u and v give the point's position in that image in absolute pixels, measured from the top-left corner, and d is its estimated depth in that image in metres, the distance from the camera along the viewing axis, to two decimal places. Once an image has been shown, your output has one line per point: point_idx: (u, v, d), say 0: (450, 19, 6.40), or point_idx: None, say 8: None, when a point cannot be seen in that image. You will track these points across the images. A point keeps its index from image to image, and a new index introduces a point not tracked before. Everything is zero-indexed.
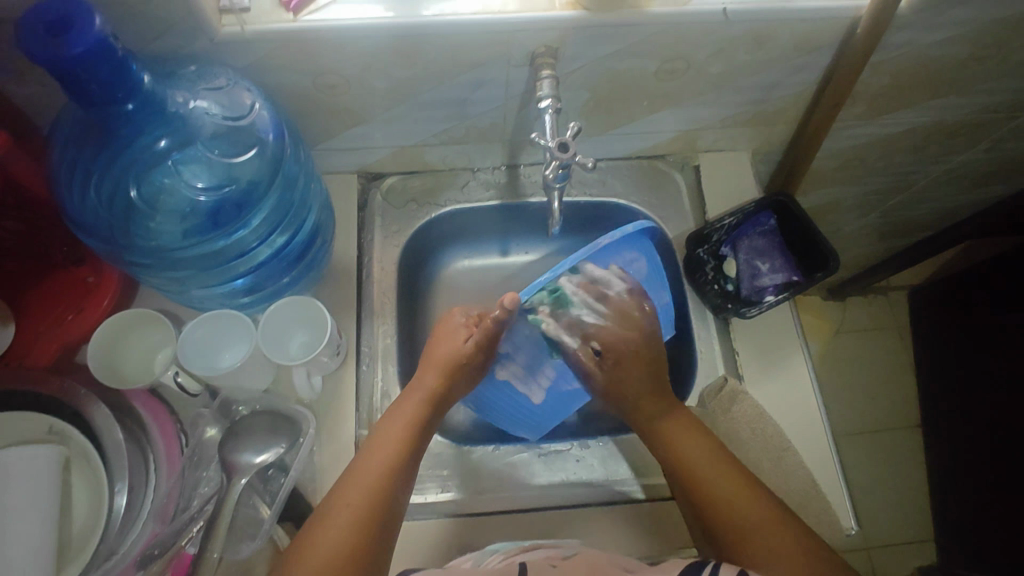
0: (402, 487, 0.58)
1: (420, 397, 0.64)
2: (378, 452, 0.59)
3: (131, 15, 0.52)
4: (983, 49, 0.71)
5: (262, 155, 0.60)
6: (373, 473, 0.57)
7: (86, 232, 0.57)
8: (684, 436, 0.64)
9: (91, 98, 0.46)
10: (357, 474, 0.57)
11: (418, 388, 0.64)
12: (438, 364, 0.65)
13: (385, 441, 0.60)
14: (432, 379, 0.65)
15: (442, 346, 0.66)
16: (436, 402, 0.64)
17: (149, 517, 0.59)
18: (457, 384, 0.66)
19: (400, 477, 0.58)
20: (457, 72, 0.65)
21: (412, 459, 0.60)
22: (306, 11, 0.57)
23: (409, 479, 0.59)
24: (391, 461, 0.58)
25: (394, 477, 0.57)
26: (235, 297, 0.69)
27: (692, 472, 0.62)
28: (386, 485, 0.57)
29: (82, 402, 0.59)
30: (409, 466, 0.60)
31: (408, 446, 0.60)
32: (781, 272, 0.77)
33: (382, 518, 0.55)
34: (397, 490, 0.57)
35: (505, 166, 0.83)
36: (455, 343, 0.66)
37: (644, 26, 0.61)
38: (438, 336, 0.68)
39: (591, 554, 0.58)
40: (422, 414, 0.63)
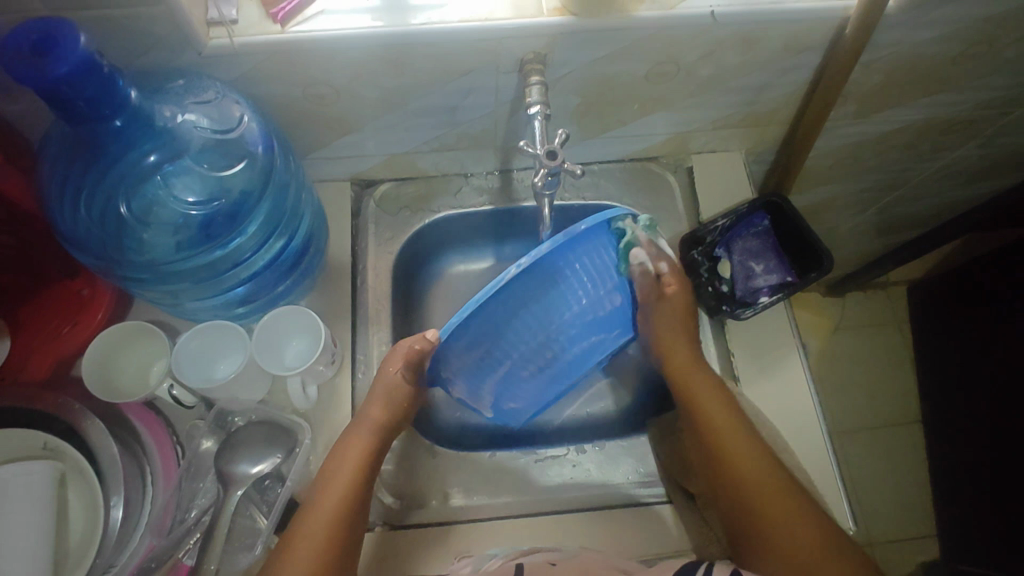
0: (357, 525, 0.58)
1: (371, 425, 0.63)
2: (330, 491, 0.58)
3: (118, 30, 0.52)
4: (973, 46, 0.70)
5: (252, 167, 0.60)
6: (328, 516, 0.57)
7: (81, 250, 0.57)
8: (732, 430, 0.63)
9: (79, 115, 0.46)
10: (312, 518, 0.57)
11: (362, 425, 0.63)
12: (378, 398, 0.63)
13: (341, 465, 0.60)
14: (379, 408, 0.63)
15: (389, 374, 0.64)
16: (385, 431, 0.63)
17: (147, 529, 0.59)
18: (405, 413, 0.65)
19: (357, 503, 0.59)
20: (446, 80, 0.65)
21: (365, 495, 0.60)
22: (293, 23, 0.57)
23: (364, 514, 0.59)
24: (349, 487, 0.59)
25: (352, 504, 0.58)
26: (229, 309, 0.69)
27: (735, 468, 0.61)
28: (346, 511, 0.57)
29: (77, 417, 0.59)
30: (363, 504, 0.59)
31: (360, 482, 0.60)
32: (776, 272, 0.78)
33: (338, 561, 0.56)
34: (353, 529, 0.57)
35: (498, 172, 0.83)
36: (392, 372, 0.63)
37: (632, 31, 0.61)
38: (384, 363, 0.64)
39: (586, 563, 0.57)
40: (377, 438, 0.63)
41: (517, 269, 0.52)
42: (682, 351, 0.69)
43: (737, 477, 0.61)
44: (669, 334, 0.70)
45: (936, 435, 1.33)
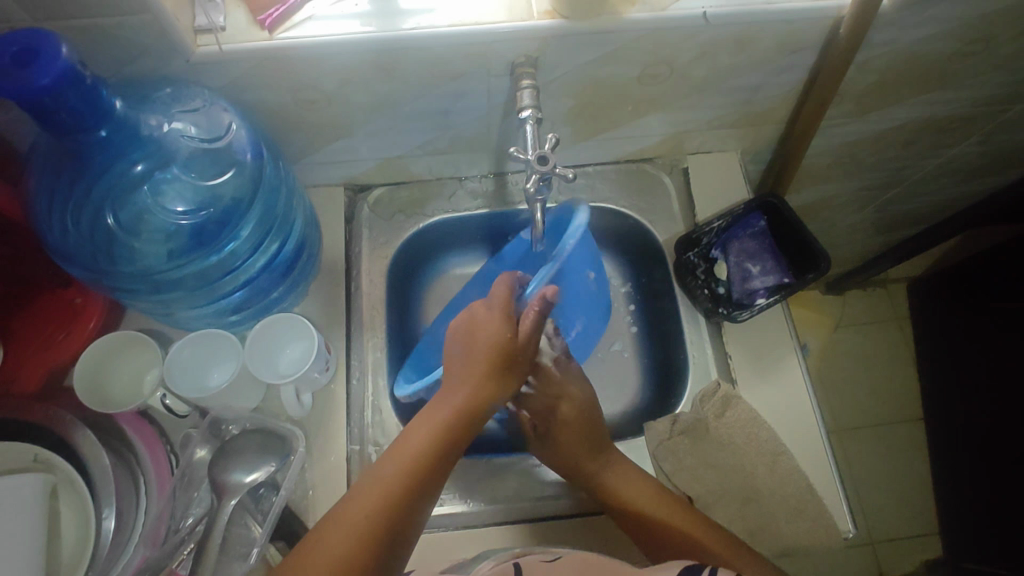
0: (425, 500, 0.54)
1: (454, 403, 0.57)
2: (401, 457, 0.54)
3: (104, 39, 0.52)
4: (970, 43, 0.70)
5: (241, 174, 0.60)
6: (395, 483, 0.52)
7: (72, 262, 0.57)
8: (614, 473, 0.67)
9: (63, 127, 0.46)
10: (377, 483, 0.52)
11: (456, 389, 0.58)
12: (483, 361, 0.59)
13: (407, 446, 0.55)
14: (469, 383, 0.58)
15: (484, 335, 0.59)
16: (469, 411, 0.57)
17: (141, 539, 0.59)
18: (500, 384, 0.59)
19: (416, 492, 0.53)
20: (437, 84, 0.64)
21: (442, 466, 0.55)
22: (282, 29, 0.56)
23: (430, 492, 0.54)
24: (411, 473, 0.53)
25: (410, 494, 0.52)
26: (222, 317, 0.68)
27: (629, 507, 0.65)
28: (400, 499, 0.52)
29: (67, 428, 0.59)
30: (436, 474, 0.55)
31: (440, 452, 0.55)
32: (772, 274, 0.77)
33: (393, 536, 0.51)
34: (416, 505, 0.53)
35: (492, 175, 0.82)
36: (500, 331, 0.59)
37: (623, 33, 0.60)
38: (476, 325, 0.60)
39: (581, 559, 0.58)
40: (460, 422, 0.57)
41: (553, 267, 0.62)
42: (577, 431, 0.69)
43: (637, 515, 0.65)
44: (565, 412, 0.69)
45: (937, 432, 1.33)
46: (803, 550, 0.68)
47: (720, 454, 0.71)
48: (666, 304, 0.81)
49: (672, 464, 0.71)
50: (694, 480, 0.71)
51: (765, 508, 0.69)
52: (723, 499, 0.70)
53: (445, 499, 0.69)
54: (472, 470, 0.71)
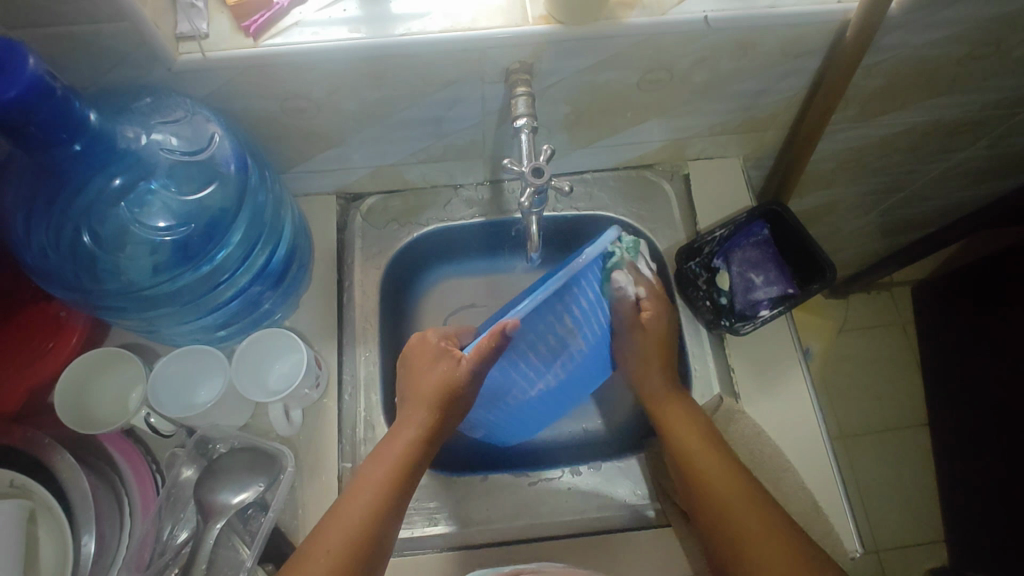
0: (385, 537, 0.56)
1: (408, 437, 0.59)
2: (359, 497, 0.56)
3: (80, 48, 0.50)
4: (979, 47, 0.67)
5: (225, 186, 0.58)
6: (352, 524, 0.55)
7: (54, 282, 0.54)
8: (678, 421, 0.65)
9: (34, 142, 0.44)
10: (339, 525, 0.55)
11: (405, 427, 0.59)
12: (425, 400, 0.59)
13: (366, 482, 0.57)
14: (420, 419, 0.59)
15: (427, 376, 0.60)
16: (424, 444, 0.59)
17: (123, 566, 0.57)
18: (447, 419, 0.60)
19: (382, 527, 0.55)
20: (430, 91, 0.62)
21: (396, 502, 0.57)
22: (267, 36, 0.54)
23: (388, 528, 0.56)
24: (373, 511, 0.56)
25: (374, 527, 0.55)
26: (209, 332, 0.67)
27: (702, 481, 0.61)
28: (366, 534, 0.54)
29: (44, 451, 0.57)
30: (393, 510, 0.57)
31: (392, 493, 0.57)
32: (777, 285, 0.74)
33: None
34: (377, 543, 0.55)
35: (488, 182, 0.80)
36: (441, 369, 0.59)
37: (622, 38, 0.58)
38: (419, 366, 0.61)
39: None
40: (413, 455, 0.59)
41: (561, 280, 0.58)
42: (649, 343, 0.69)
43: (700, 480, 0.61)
44: (648, 338, 0.69)
45: (943, 438, 1.31)
46: None
47: None
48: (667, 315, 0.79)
49: None
50: None
51: None
52: None
53: (439, 519, 0.67)
54: (466, 487, 0.69)
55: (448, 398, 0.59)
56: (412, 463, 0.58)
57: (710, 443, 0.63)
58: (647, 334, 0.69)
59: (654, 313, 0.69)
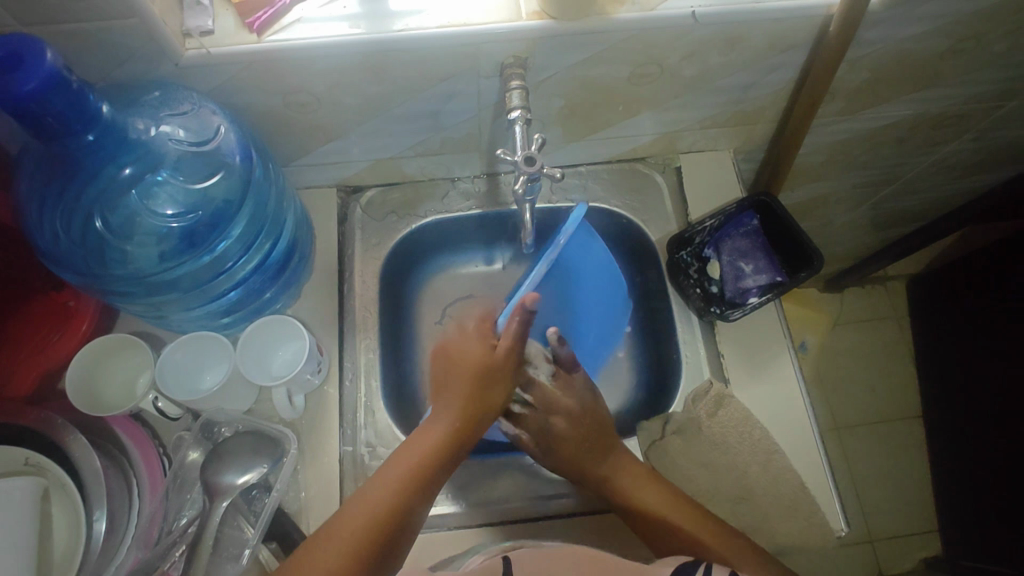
0: (420, 502, 0.57)
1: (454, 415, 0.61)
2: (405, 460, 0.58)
3: (92, 44, 0.52)
4: (959, 41, 0.70)
5: (230, 176, 0.60)
6: (398, 481, 0.57)
7: (65, 267, 0.56)
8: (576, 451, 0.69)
9: (50, 132, 0.46)
10: (387, 477, 0.57)
11: (445, 407, 0.61)
12: (469, 374, 0.62)
13: (413, 448, 0.59)
14: (464, 393, 0.62)
15: (472, 354, 0.64)
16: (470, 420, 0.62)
17: (133, 542, 0.59)
18: (493, 391, 0.63)
19: (425, 486, 0.58)
20: (427, 85, 0.65)
21: (441, 469, 0.59)
22: (270, 32, 0.57)
23: (428, 494, 0.58)
24: (413, 471, 0.57)
25: (417, 487, 0.57)
26: (214, 319, 0.69)
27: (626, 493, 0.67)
28: (410, 493, 0.56)
29: (59, 432, 0.59)
30: (437, 472, 0.59)
31: (435, 463, 0.59)
32: (765, 273, 0.77)
33: (399, 522, 0.55)
34: (419, 501, 0.57)
35: (485, 175, 0.82)
36: (479, 347, 0.64)
37: (612, 32, 0.60)
38: (461, 342, 0.65)
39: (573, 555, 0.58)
40: (464, 426, 0.61)
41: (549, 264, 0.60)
42: (581, 432, 0.69)
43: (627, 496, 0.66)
44: (562, 429, 0.69)
45: (937, 429, 1.33)
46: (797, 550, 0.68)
47: (714, 453, 0.71)
48: (659, 304, 0.81)
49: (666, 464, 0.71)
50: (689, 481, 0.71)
51: (759, 508, 0.69)
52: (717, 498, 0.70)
53: (439, 500, 0.69)
54: (468, 470, 0.71)
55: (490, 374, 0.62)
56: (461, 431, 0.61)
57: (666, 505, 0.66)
58: (572, 421, 0.70)
59: (562, 415, 0.70)
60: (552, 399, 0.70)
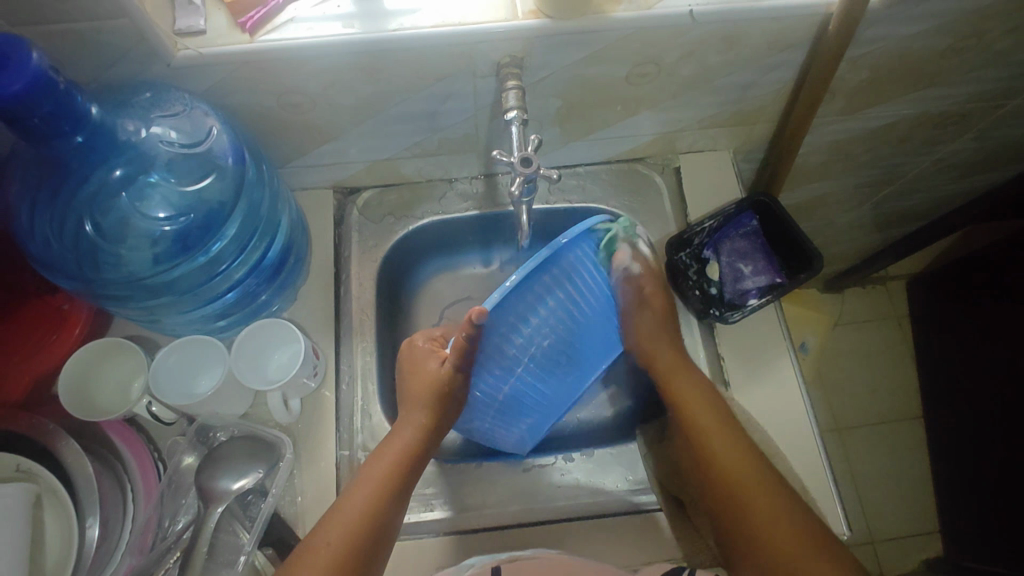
0: (393, 514, 0.58)
1: (410, 436, 0.62)
2: (369, 481, 0.58)
3: (80, 45, 0.51)
4: (959, 39, 0.69)
5: (224, 178, 0.59)
6: (368, 496, 0.57)
7: (57, 272, 0.56)
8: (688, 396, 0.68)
9: (38, 134, 0.46)
10: (361, 488, 0.58)
11: (405, 425, 0.62)
12: (421, 396, 0.62)
13: (374, 469, 0.60)
14: (418, 416, 0.62)
15: (422, 375, 0.63)
16: (423, 442, 0.62)
17: (128, 548, 0.59)
18: (444, 414, 0.62)
19: (393, 500, 0.58)
20: (423, 86, 0.64)
21: (405, 484, 0.60)
22: (262, 32, 0.56)
23: (399, 507, 0.59)
24: (380, 489, 0.58)
25: (384, 505, 0.57)
26: (209, 322, 0.68)
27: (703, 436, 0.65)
28: (379, 509, 0.57)
29: (51, 438, 0.59)
30: (404, 486, 0.60)
31: (397, 481, 0.59)
32: (764, 274, 0.76)
33: (371, 537, 0.56)
34: (389, 518, 0.57)
35: (482, 176, 0.82)
36: (430, 369, 0.62)
37: (609, 31, 0.59)
38: (413, 367, 0.64)
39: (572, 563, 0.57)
40: (420, 445, 0.62)
41: (514, 280, 0.54)
42: (658, 311, 0.73)
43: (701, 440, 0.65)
44: (647, 290, 0.73)
45: (938, 430, 1.32)
46: None
47: None
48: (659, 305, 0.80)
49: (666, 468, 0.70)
50: None
51: None
52: None
53: (435, 504, 0.69)
54: (465, 475, 0.71)
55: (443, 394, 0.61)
56: (416, 454, 0.61)
57: (735, 443, 0.64)
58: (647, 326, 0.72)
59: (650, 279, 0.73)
60: (642, 274, 0.72)
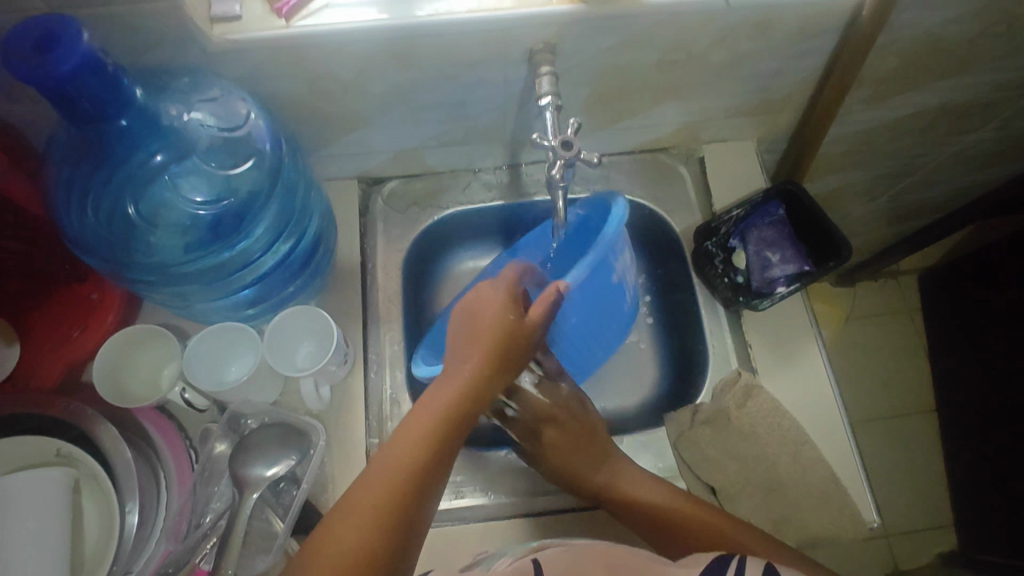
0: (439, 473, 0.50)
1: (466, 386, 0.53)
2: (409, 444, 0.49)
3: (121, 28, 0.51)
4: (990, 26, 0.69)
5: (259, 166, 0.60)
6: (410, 462, 0.48)
7: (90, 253, 0.56)
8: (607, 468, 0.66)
9: (85, 115, 0.46)
10: (395, 458, 0.49)
11: (460, 372, 0.54)
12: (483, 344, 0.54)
13: (419, 427, 0.50)
14: (479, 359, 0.54)
15: (491, 319, 0.55)
16: (481, 391, 0.53)
17: (163, 534, 0.59)
18: (506, 365, 0.55)
19: (436, 464, 0.49)
20: (455, 72, 0.64)
21: (457, 439, 0.51)
22: (298, 17, 0.56)
23: (445, 468, 0.50)
24: (426, 449, 0.49)
25: (433, 466, 0.49)
26: (239, 310, 0.68)
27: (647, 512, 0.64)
28: (423, 473, 0.48)
29: (88, 422, 0.58)
30: (454, 444, 0.51)
31: (447, 441, 0.50)
32: (792, 263, 0.76)
33: (410, 508, 0.47)
34: (433, 482, 0.49)
35: (507, 166, 0.82)
36: (508, 314, 0.56)
37: (644, 17, 0.59)
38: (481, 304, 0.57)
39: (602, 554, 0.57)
40: (477, 395, 0.53)
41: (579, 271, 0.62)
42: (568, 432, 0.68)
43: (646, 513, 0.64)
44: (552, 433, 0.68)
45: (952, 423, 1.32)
46: (827, 542, 0.67)
47: (742, 445, 0.70)
48: (684, 295, 0.80)
49: (694, 456, 0.71)
50: (717, 472, 0.70)
51: (789, 499, 0.69)
52: (746, 490, 0.69)
53: (464, 492, 0.68)
54: (494, 463, 0.70)
55: (512, 338, 0.55)
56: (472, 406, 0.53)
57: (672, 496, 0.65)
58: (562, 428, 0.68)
59: (553, 423, 0.68)
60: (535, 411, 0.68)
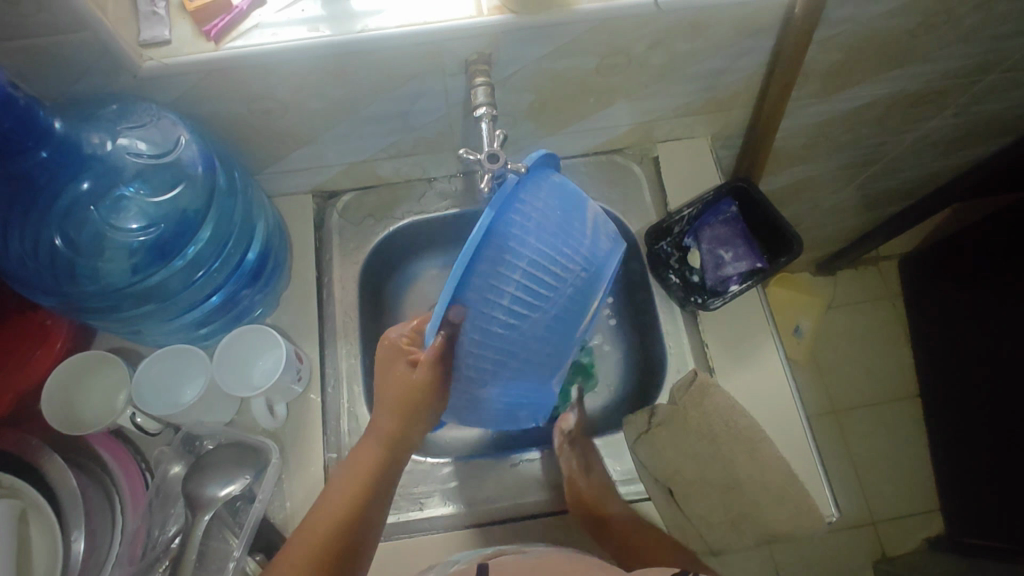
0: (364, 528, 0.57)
1: (374, 454, 0.58)
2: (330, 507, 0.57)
3: (45, 60, 0.52)
4: (929, 16, 0.69)
5: (192, 187, 0.60)
6: (334, 520, 0.56)
7: (33, 288, 0.56)
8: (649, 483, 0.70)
9: (5, 151, 0.48)
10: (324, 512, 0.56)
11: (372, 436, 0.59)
12: (391, 404, 0.56)
13: (338, 493, 0.57)
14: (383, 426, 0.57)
15: (392, 379, 0.57)
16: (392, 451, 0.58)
17: (116, 559, 0.59)
18: (412, 426, 0.57)
19: (362, 519, 0.57)
20: (394, 86, 0.64)
21: (377, 495, 0.58)
22: (227, 39, 0.56)
23: (368, 526, 0.57)
24: (348, 510, 0.56)
25: (358, 520, 0.56)
26: (191, 330, 0.68)
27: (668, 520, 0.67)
28: (348, 528, 0.56)
29: (36, 453, 0.59)
30: (372, 506, 0.58)
31: (362, 502, 0.57)
32: (745, 259, 0.76)
33: (343, 555, 0.55)
34: (360, 531, 0.57)
35: (461, 174, 0.81)
36: (400, 376, 0.56)
37: (575, 23, 0.59)
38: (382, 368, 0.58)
39: (557, 559, 0.57)
40: (388, 455, 0.58)
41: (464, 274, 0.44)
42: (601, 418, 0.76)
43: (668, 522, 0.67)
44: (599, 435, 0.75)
45: (935, 410, 1.32)
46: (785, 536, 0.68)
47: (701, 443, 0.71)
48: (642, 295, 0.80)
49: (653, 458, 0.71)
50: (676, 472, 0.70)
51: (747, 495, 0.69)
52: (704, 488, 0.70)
53: (426, 503, 0.69)
54: (453, 473, 0.71)
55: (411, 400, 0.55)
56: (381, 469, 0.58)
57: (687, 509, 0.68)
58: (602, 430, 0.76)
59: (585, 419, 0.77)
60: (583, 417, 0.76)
